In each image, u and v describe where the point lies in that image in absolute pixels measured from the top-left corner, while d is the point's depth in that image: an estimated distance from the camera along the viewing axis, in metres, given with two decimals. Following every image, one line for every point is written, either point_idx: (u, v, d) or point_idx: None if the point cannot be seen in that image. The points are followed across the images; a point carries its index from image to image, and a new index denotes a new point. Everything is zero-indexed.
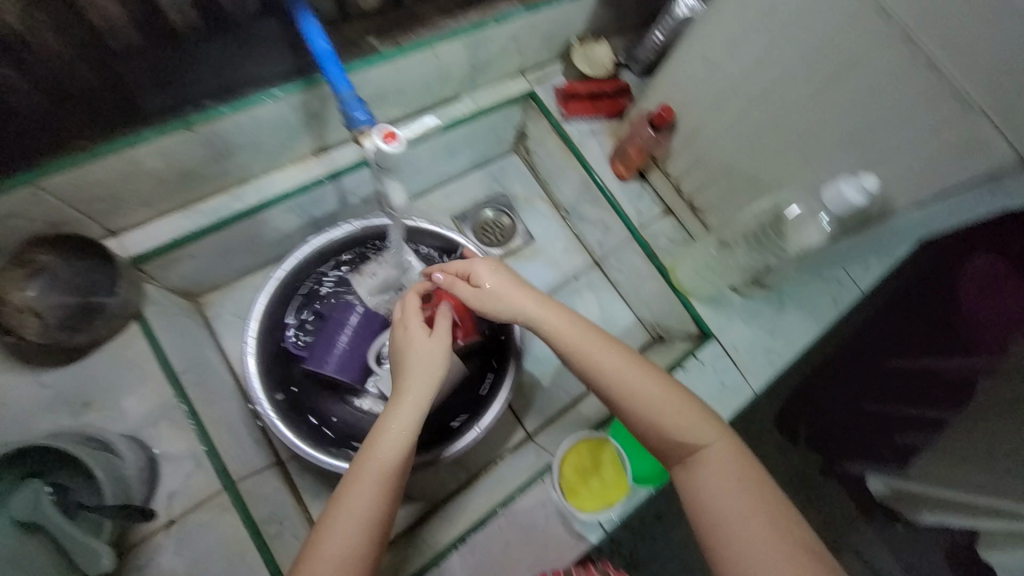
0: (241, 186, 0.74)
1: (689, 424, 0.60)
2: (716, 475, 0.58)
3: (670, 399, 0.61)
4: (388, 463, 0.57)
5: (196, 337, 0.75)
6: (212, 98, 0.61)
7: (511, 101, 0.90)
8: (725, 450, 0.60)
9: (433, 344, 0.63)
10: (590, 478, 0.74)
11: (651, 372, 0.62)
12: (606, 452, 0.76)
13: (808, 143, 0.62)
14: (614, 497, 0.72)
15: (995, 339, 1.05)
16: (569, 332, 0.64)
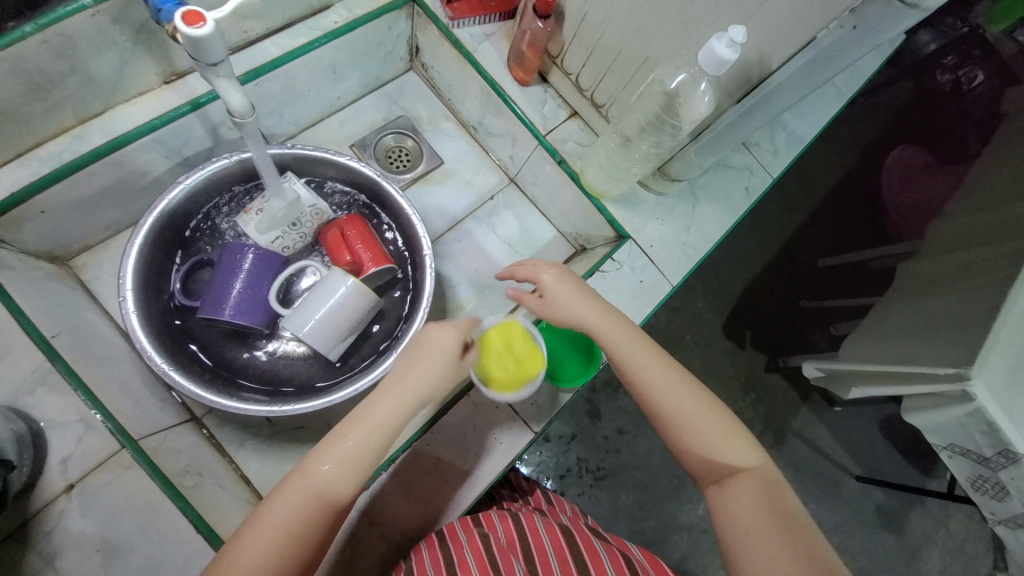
0: (85, 126, 0.66)
1: (729, 448, 0.56)
2: (751, 500, 0.54)
3: (707, 414, 0.58)
4: (343, 467, 0.51)
5: (70, 301, 0.69)
6: (15, 18, 0.53)
7: (392, 6, 0.81)
8: (766, 482, 0.55)
9: (452, 364, 0.58)
10: (505, 360, 0.67)
11: (697, 394, 0.59)
12: (514, 325, 0.68)
13: (686, 6, 0.59)
14: (533, 368, 0.68)
15: (916, 225, 1.28)
16: (621, 340, 0.62)
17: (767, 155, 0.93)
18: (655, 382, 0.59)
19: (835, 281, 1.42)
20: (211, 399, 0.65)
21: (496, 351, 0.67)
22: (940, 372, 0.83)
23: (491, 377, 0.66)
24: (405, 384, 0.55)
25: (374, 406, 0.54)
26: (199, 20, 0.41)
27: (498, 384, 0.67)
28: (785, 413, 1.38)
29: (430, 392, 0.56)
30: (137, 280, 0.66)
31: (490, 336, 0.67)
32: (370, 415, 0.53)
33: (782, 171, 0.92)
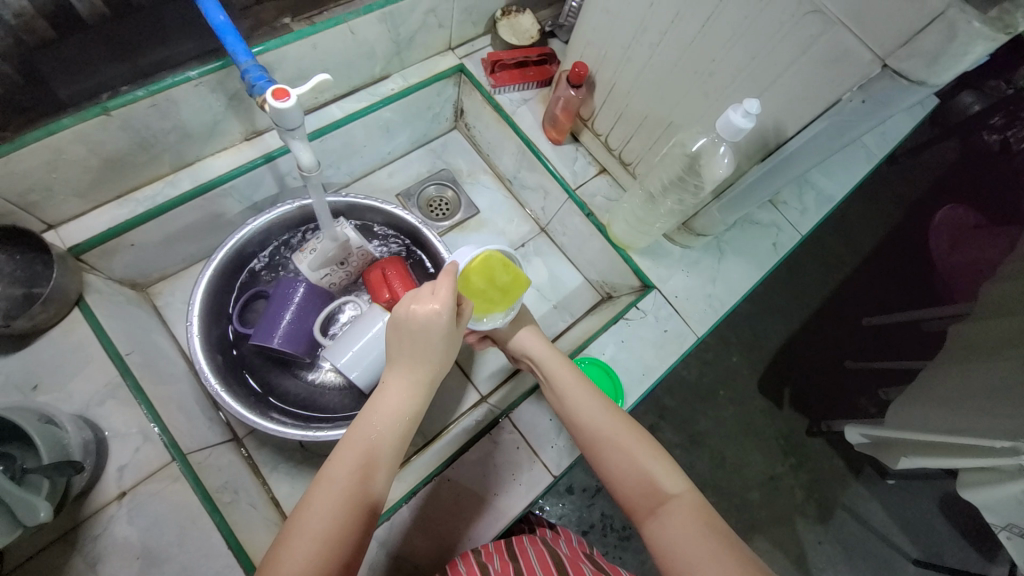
0: (176, 174, 0.77)
1: (654, 470, 0.57)
2: (684, 526, 0.52)
3: (634, 440, 0.61)
4: (380, 442, 0.53)
5: (144, 324, 0.78)
6: (128, 84, 0.65)
7: (441, 76, 0.94)
8: (696, 506, 0.54)
9: (450, 330, 0.59)
10: (489, 296, 0.69)
11: (625, 422, 0.63)
12: (490, 257, 0.66)
13: (704, 80, 0.65)
14: (519, 289, 0.71)
15: (966, 288, 1.20)
16: (561, 375, 0.69)
17: (795, 213, 0.95)
18: (584, 412, 0.64)
19: (879, 343, 1.37)
20: (254, 420, 0.71)
21: (479, 290, 0.68)
22: (996, 445, 0.80)
23: (481, 309, 0.70)
24: (409, 369, 0.58)
25: (379, 402, 0.56)
26: (284, 96, 0.50)
27: (490, 312, 0.71)
28: (829, 481, 1.30)
29: (432, 369, 0.59)
30: (204, 308, 0.75)
31: (470, 279, 0.66)
32: (378, 410, 0.55)
33: (811, 230, 0.93)
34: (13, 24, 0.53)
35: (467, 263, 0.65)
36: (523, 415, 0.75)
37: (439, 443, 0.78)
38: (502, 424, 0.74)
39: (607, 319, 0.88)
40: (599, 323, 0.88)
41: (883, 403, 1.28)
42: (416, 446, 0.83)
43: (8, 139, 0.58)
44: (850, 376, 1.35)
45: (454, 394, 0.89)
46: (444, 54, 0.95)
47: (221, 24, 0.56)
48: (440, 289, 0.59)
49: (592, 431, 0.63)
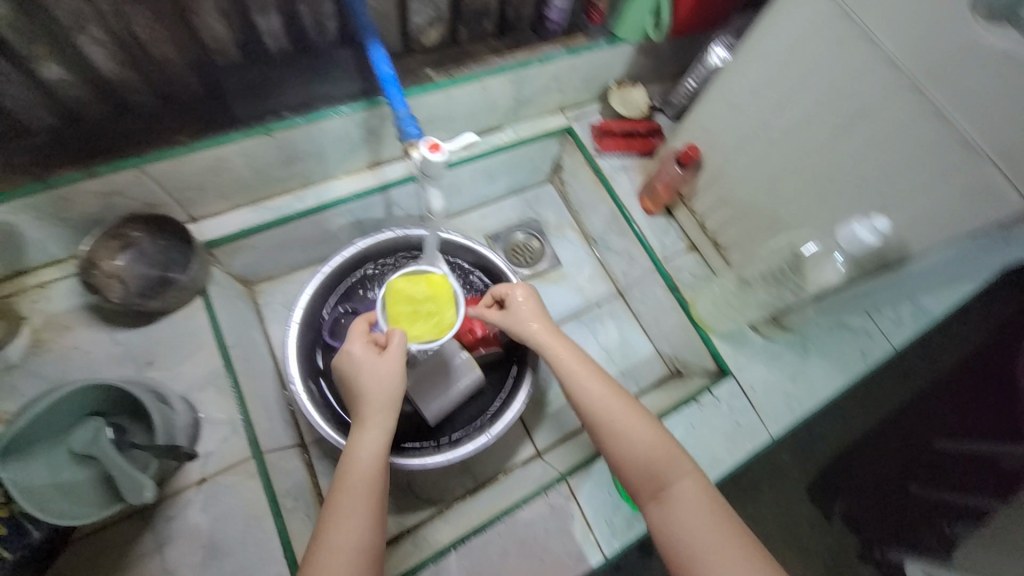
0: (304, 190, 0.84)
1: (654, 452, 0.59)
2: (687, 508, 0.56)
3: (635, 423, 0.62)
4: (361, 485, 0.57)
5: (247, 319, 0.84)
6: (291, 110, 0.70)
7: (550, 134, 0.99)
8: (697, 489, 0.57)
9: (380, 362, 0.64)
10: (422, 312, 0.68)
11: (624, 403, 0.64)
12: (396, 285, 0.69)
13: (822, 184, 0.65)
14: (446, 290, 0.69)
15: None
16: (560, 353, 0.69)
17: (890, 322, 0.90)
18: (583, 394, 0.64)
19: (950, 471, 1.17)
20: (332, 432, 0.75)
21: (409, 314, 0.67)
22: None
23: (432, 326, 0.67)
24: (370, 412, 0.62)
25: (354, 452, 0.60)
26: (438, 150, 0.55)
27: (443, 323, 0.68)
28: None
29: (391, 397, 0.63)
30: (305, 316, 0.81)
31: (392, 315, 0.68)
32: (353, 458, 0.59)
33: (906, 344, 0.87)
34: (210, 45, 0.63)
35: (380, 305, 0.69)
36: (583, 482, 0.74)
37: (490, 497, 0.78)
38: (559, 488, 0.73)
39: (677, 398, 0.86)
40: (668, 401, 0.86)
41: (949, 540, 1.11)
42: (465, 488, 0.84)
43: (181, 141, 0.66)
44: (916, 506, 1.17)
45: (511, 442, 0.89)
46: (554, 113, 1.00)
47: (386, 76, 0.62)
48: (359, 337, 0.67)
49: (592, 412, 0.63)
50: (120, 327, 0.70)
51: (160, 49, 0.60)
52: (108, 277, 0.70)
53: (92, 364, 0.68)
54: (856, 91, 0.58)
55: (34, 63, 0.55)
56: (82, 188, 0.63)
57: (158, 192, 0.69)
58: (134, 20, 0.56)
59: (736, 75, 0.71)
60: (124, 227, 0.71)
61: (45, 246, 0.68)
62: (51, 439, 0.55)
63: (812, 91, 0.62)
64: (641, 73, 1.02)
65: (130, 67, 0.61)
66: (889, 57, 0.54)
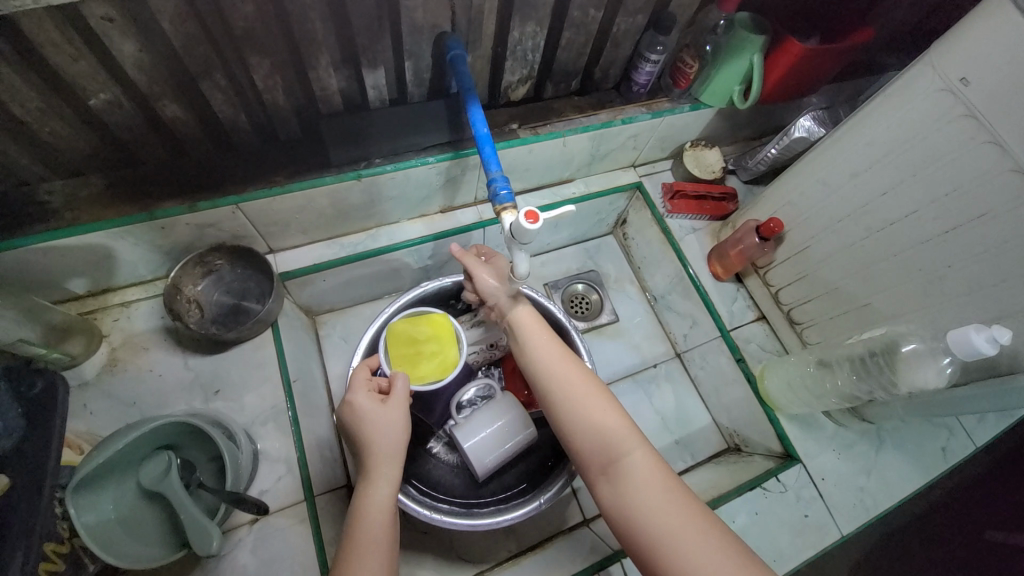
0: (378, 229, 0.85)
1: (606, 425, 0.58)
2: (635, 484, 0.54)
3: (587, 396, 0.60)
4: (377, 543, 0.54)
5: (308, 351, 0.84)
6: (382, 158, 0.73)
7: (619, 189, 0.99)
8: (649, 464, 0.55)
9: (383, 409, 0.62)
10: (425, 352, 0.72)
11: (577, 373, 0.62)
12: (397, 329, 0.74)
13: (930, 280, 0.63)
14: (447, 329, 0.75)
15: None
16: (518, 322, 0.68)
17: (973, 419, 0.84)
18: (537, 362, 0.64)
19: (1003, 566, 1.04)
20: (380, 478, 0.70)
21: (412, 355, 0.72)
22: None
23: (435, 366, 0.72)
24: (377, 463, 0.59)
25: (364, 508, 0.57)
26: (533, 218, 0.54)
27: (446, 361, 0.72)
28: None
29: (395, 443, 0.61)
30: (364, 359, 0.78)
31: (395, 358, 0.72)
32: (365, 515, 0.56)
33: (990, 443, 0.82)
34: (318, 93, 0.66)
35: (382, 348, 0.73)
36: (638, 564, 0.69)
37: (533, 565, 0.74)
38: (612, 569, 0.68)
39: (740, 478, 0.80)
40: (729, 479, 0.81)
41: None
42: (508, 549, 0.81)
43: (278, 182, 0.69)
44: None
45: (557, 504, 0.85)
46: (626, 169, 1.00)
47: (482, 135, 0.64)
48: (353, 382, 0.65)
49: (545, 380, 0.63)
50: (192, 352, 0.72)
51: (271, 95, 0.63)
52: (189, 302, 0.73)
53: (163, 389, 0.69)
54: (976, 190, 0.55)
55: (157, 103, 0.58)
56: (179, 220, 0.65)
57: (247, 226, 0.71)
58: (255, 69, 0.59)
59: (831, 156, 0.69)
60: (209, 256, 0.72)
61: (135, 269, 0.71)
62: (125, 469, 0.56)
63: (921, 182, 0.60)
64: (717, 136, 1.01)
65: (241, 109, 0.64)
66: (1018, 164, 0.51)
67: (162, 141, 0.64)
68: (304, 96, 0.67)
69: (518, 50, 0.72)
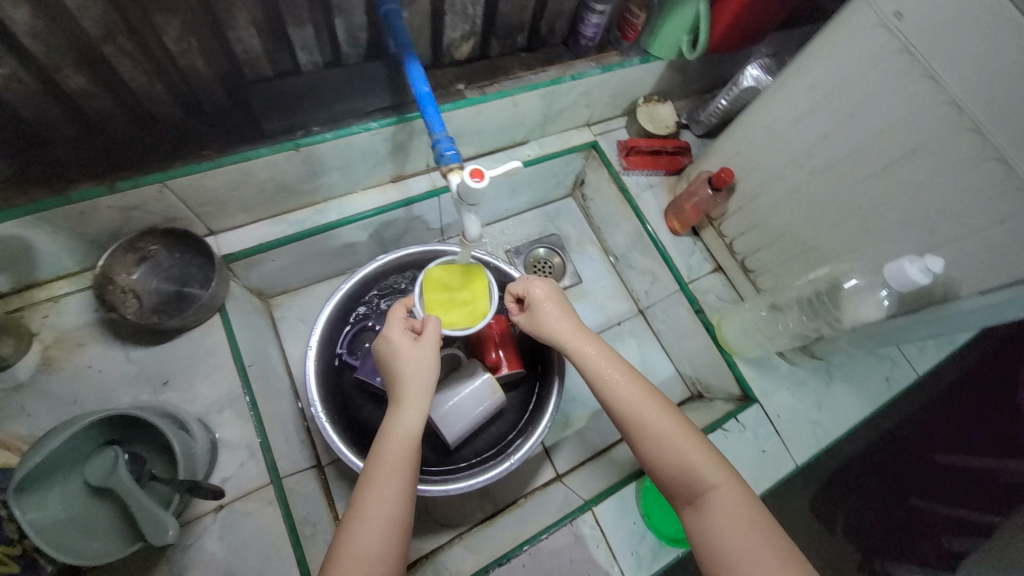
0: (325, 203, 0.81)
1: (695, 461, 0.55)
2: (725, 517, 0.51)
3: (677, 431, 0.57)
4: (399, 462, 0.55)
5: (264, 335, 0.81)
6: (320, 126, 0.69)
7: (575, 149, 0.98)
8: (739, 499, 0.53)
9: (412, 343, 0.61)
10: (456, 299, 0.65)
11: (662, 408, 0.59)
12: (433, 274, 0.67)
13: (868, 219, 0.65)
14: (483, 279, 0.67)
15: None
16: (591, 356, 0.64)
17: (914, 349, 0.90)
18: (622, 399, 0.60)
19: (954, 488, 1.12)
20: (343, 451, 0.69)
21: (444, 301, 0.65)
22: None
23: (466, 314, 0.64)
24: (408, 394, 0.59)
25: (388, 430, 0.57)
26: (479, 176, 0.52)
27: (478, 311, 0.64)
28: None
29: (426, 385, 0.60)
30: (324, 335, 0.76)
31: (427, 303, 0.65)
32: (387, 438, 0.56)
33: (928, 371, 0.88)
34: (241, 57, 0.61)
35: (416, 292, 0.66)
36: (608, 511, 0.72)
37: (512, 522, 0.76)
38: (584, 518, 0.71)
39: (702, 422, 0.84)
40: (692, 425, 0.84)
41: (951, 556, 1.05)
42: (485, 511, 0.82)
43: (207, 156, 0.64)
44: (924, 522, 1.12)
45: (530, 463, 0.87)
46: (580, 128, 0.99)
47: (423, 94, 0.61)
48: (392, 316, 0.64)
49: (626, 416, 0.59)
50: (135, 344, 0.69)
51: (189, 60, 0.58)
52: (124, 292, 0.68)
53: (106, 385, 0.66)
54: (913, 125, 0.56)
55: (59, 75, 0.52)
56: (100, 204, 0.60)
57: (180, 207, 0.67)
58: (165, 31, 0.54)
59: (778, 101, 0.70)
60: (143, 241, 0.68)
61: (58, 260, 0.65)
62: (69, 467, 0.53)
63: (861, 123, 0.61)
64: (669, 91, 1.00)
65: (156, 77, 0.58)
66: (951, 97, 0.52)
67: (72, 119, 0.59)
68: (226, 61, 0.62)
69: (456, 3, 0.68)
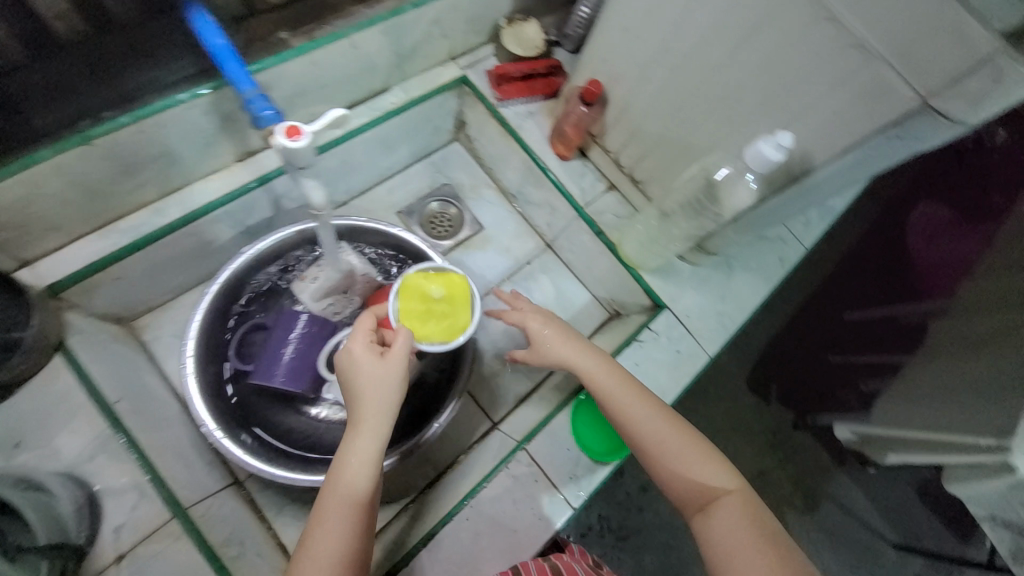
0: (163, 201, 0.71)
1: (703, 470, 0.57)
2: (734, 525, 0.53)
3: (682, 440, 0.58)
4: (360, 495, 0.52)
5: (133, 364, 0.73)
6: (112, 109, 0.58)
7: (443, 88, 0.90)
8: (744, 506, 0.54)
9: (376, 360, 0.56)
10: (436, 311, 0.62)
11: (669, 419, 0.60)
12: (410, 283, 0.64)
13: (730, 105, 0.63)
14: (463, 292, 0.65)
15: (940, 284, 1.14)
16: (599, 374, 0.64)
17: (800, 226, 0.94)
18: (633, 412, 0.60)
19: (864, 338, 1.25)
20: (255, 463, 0.68)
21: (420, 312, 0.62)
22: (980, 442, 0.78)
23: (444, 329, 0.62)
24: (366, 417, 0.55)
25: (344, 460, 0.53)
26: (298, 134, 0.47)
27: (457, 326, 0.63)
28: (813, 472, 1.28)
29: (386, 406, 0.55)
30: (201, 347, 0.70)
31: (402, 311, 0.62)
32: (345, 470, 0.53)
33: (815, 242, 0.93)
34: None
35: (391, 298, 0.63)
36: (540, 445, 0.74)
37: (455, 481, 0.77)
38: (519, 458, 0.73)
39: (619, 339, 0.87)
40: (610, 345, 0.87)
41: (866, 397, 1.19)
42: (427, 478, 0.82)
43: None
44: (839, 374, 1.25)
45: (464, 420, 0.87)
46: (445, 64, 0.91)
47: (221, 49, 0.52)
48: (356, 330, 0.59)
49: (637, 432, 0.60)
50: None
51: None
52: None
53: None
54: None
55: None
56: None
57: None
58: None
59: None
60: None
61: None
62: None
63: (704, 6, 0.59)
64: (530, 6, 0.93)
65: None
66: None
67: None
68: None
69: None
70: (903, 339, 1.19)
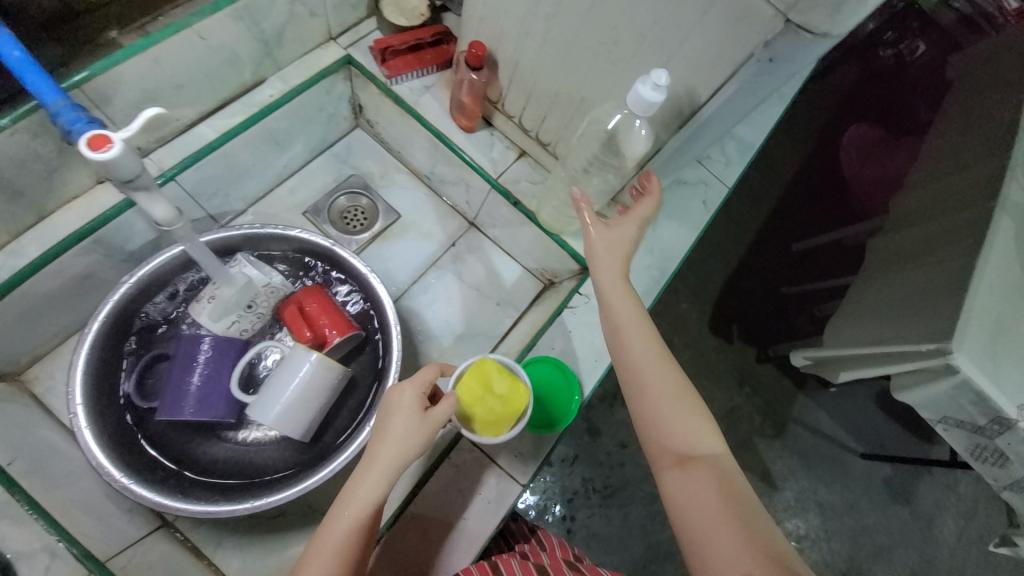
0: (19, 240, 0.64)
1: (692, 431, 0.53)
2: (709, 488, 0.50)
3: (680, 398, 0.54)
4: (347, 544, 0.48)
5: (26, 421, 0.67)
6: None
7: (327, 71, 0.83)
8: (723, 474, 0.51)
9: (419, 417, 0.54)
10: (488, 404, 0.64)
11: (675, 378, 0.55)
12: (488, 367, 0.65)
13: (609, 50, 0.60)
14: (521, 404, 0.65)
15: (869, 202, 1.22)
16: (623, 304, 0.58)
17: (720, 165, 0.93)
18: (639, 356, 0.55)
19: (809, 264, 1.33)
20: (174, 503, 0.62)
21: (476, 396, 0.64)
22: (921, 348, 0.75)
23: (483, 423, 0.64)
24: (381, 465, 0.52)
25: (348, 499, 0.50)
26: (106, 143, 0.40)
27: (494, 428, 0.64)
28: (784, 400, 1.29)
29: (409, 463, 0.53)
30: (89, 393, 0.64)
31: (464, 386, 0.65)
32: (344, 513, 0.50)
33: (737, 179, 0.92)
34: None
35: (463, 368, 0.66)
36: None
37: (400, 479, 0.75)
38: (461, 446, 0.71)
39: (551, 310, 0.86)
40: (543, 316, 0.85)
41: (820, 319, 1.27)
42: None
43: None
44: (790, 304, 1.31)
45: None
46: (326, 46, 0.84)
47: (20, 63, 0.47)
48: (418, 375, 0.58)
49: (639, 376, 0.55)
50: None
51: None
52: None
53: None
54: None
55: None
56: None
57: None
58: None
59: None
60: None
61: None
62: None
63: None
64: None
65: None
66: None
67: None
68: None
69: None
70: (847, 261, 1.31)
